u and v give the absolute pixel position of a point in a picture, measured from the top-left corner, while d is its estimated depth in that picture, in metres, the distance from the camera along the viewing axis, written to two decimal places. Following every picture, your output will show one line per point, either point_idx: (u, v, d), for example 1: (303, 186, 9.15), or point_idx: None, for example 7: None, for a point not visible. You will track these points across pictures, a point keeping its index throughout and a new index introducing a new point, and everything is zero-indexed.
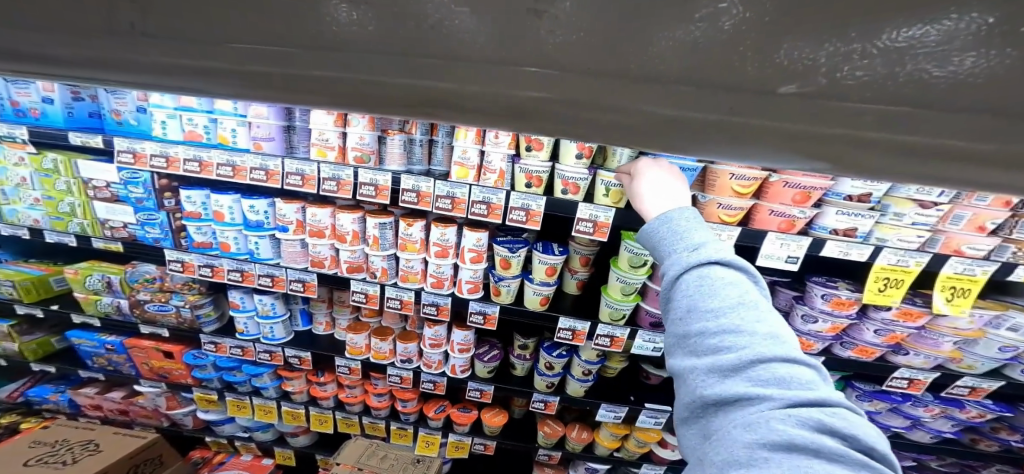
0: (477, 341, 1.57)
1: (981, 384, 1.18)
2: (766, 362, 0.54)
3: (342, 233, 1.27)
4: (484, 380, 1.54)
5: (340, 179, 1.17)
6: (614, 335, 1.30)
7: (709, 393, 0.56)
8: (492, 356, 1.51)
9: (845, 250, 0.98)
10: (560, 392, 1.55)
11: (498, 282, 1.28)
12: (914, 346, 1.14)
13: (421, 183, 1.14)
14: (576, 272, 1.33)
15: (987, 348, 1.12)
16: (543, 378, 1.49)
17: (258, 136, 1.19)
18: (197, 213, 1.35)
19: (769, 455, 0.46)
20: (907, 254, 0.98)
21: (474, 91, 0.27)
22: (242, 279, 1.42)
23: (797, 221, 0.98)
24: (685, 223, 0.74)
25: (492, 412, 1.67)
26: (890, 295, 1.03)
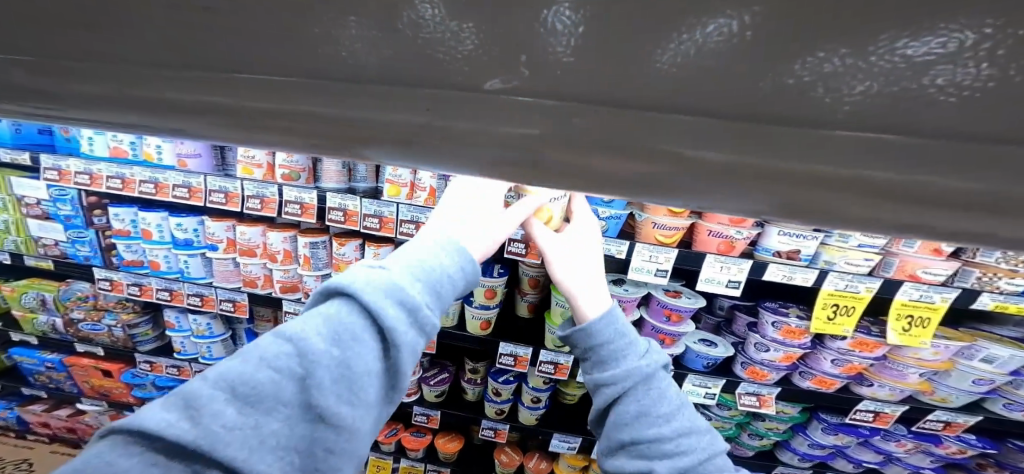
0: (428, 364, 1.53)
1: (954, 419, 1.23)
2: (682, 439, 0.67)
3: (272, 252, 1.20)
4: (431, 404, 1.50)
5: (264, 197, 1.13)
6: (557, 362, 1.26)
7: (633, 399, 0.69)
8: (439, 379, 1.47)
9: (788, 274, 0.98)
10: (510, 419, 1.51)
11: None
12: (878, 377, 1.17)
13: (347, 201, 1.09)
14: (526, 293, 1.29)
15: (960, 381, 1.15)
16: (491, 405, 1.46)
17: (182, 153, 1.14)
18: (126, 231, 1.26)
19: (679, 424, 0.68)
20: (857, 279, 0.98)
21: (410, 129, 0.19)
22: (171, 297, 1.33)
23: (735, 242, 0.98)
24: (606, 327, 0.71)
25: (447, 438, 1.58)
26: (840, 325, 1.05)
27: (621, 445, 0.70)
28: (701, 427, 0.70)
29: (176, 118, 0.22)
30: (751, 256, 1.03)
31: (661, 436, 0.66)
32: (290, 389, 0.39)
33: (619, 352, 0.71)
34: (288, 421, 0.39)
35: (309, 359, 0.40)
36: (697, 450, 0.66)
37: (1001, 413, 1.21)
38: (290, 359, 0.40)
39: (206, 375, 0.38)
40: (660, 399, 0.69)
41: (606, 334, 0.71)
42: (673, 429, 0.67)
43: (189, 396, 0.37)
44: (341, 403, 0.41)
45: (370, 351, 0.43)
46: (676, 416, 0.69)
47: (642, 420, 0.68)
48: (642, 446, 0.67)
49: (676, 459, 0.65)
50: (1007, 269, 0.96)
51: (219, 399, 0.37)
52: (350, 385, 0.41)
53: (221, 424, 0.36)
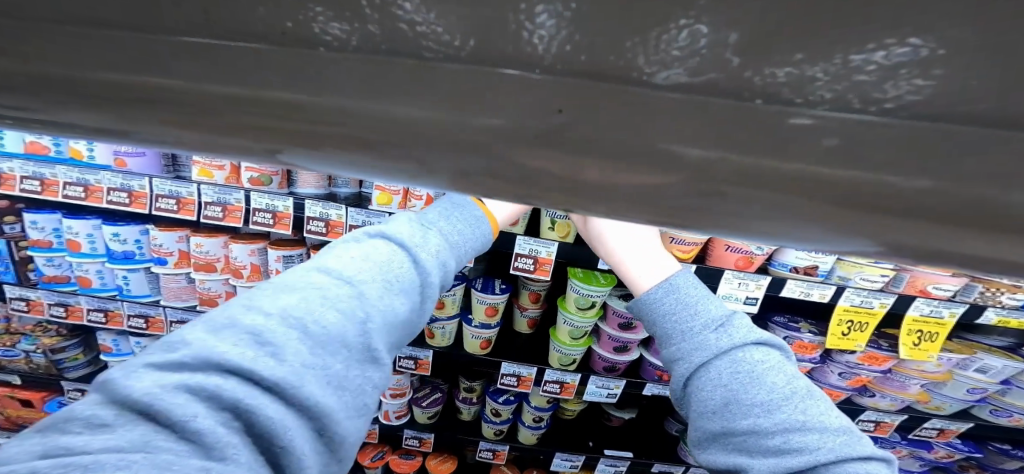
0: (418, 383, 1.46)
1: (949, 426, 1.27)
2: (793, 435, 0.54)
3: (237, 267, 1.12)
4: (423, 426, 1.46)
5: (227, 204, 1.06)
6: (563, 381, 1.24)
7: (715, 387, 0.60)
8: (432, 400, 1.42)
9: (805, 290, 0.96)
10: (510, 439, 1.49)
11: (433, 324, 1.18)
12: (880, 388, 1.19)
13: (330, 211, 1.03)
14: (525, 309, 1.23)
15: (955, 390, 1.17)
16: (490, 426, 1.42)
17: (120, 151, 1.04)
18: (46, 242, 1.15)
19: (784, 421, 0.55)
20: (873, 295, 0.97)
21: (369, 127, 0.14)
22: (107, 319, 1.26)
23: (754, 258, 0.95)
24: (675, 300, 0.71)
25: (439, 459, 1.51)
26: (853, 340, 1.04)
27: (712, 435, 0.60)
28: (831, 427, 0.55)
29: (36, 99, 0.15)
30: (767, 271, 1.00)
31: (761, 428, 0.56)
32: (353, 333, 0.47)
33: (688, 328, 0.67)
34: (347, 362, 0.46)
35: (367, 304, 0.50)
36: (819, 451, 0.52)
37: (988, 418, 1.26)
38: (350, 302, 0.49)
39: (264, 316, 0.44)
40: (752, 382, 0.59)
41: (666, 304, 0.71)
42: (776, 420, 0.55)
43: (245, 340, 0.41)
44: (386, 342, 0.50)
45: (402, 301, 0.54)
46: (784, 406, 0.56)
47: (730, 407, 0.59)
48: (737, 438, 0.57)
49: (784, 458, 0.53)
50: (1009, 285, 0.97)
51: (291, 338, 0.43)
52: (391, 329, 0.52)
53: (296, 359, 0.42)
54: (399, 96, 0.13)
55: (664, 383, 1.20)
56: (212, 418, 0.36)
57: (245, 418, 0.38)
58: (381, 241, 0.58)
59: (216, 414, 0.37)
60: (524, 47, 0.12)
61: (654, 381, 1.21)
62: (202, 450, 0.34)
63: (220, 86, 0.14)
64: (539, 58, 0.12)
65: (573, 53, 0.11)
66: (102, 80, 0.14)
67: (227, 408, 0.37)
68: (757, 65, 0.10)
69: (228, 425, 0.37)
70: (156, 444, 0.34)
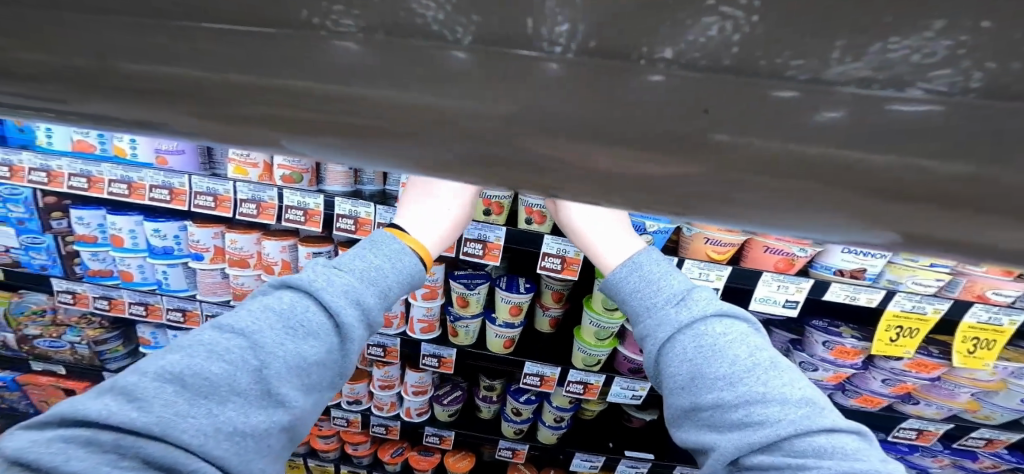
0: (439, 381, 1.48)
1: (998, 436, 1.19)
2: (755, 408, 0.51)
3: (269, 263, 1.16)
4: (444, 424, 1.46)
5: (260, 201, 1.08)
6: (587, 382, 1.22)
7: (679, 363, 0.58)
8: (453, 398, 1.43)
9: (851, 294, 0.91)
10: (530, 439, 1.48)
11: (456, 321, 1.19)
12: (925, 395, 1.12)
13: (359, 208, 1.04)
14: (548, 308, 1.22)
15: (1008, 400, 1.08)
16: (510, 425, 1.42)
17: (162, 149, 1.09)
18: (91, 237, 1.21)
19: (746, 395, 0.52)
20: (925, 300, 0.91)
21: (413, 116, 0.15)
22: (147, 312, 1.32)
23: (796, 260, 0.90)
24: (639, 280, 0.68)
25: (457, 456, 1.53)
26: (901, 346, 0.98)
27: (683, 413, 0.57)
28: (792, 399, 0.51)
29: (103, 96, 0.16)
30: (807, 274, 0.95)
31: (724, 402, 0.53)
32: (244, 380, 0.50)
33: (652, 303, 0.65)
34: (246, 406, 0.49)
35: (263, 352, 0.52)
36: (780, 424, 0.49)
37: None
38: (244, 353, 0.51)
39: (145, 373, 0.46)
40: (714, 356, 0.56)
41: (631, 282, 0.68)
42: (738, 394, 0.52)
43: (130, 394, 0.44)
44: (290, 385, 0.53)
45: (312, 345, 0.56)
46: (745, 379, 0.53)
47: (695, 382, 0.56)
48: (704, 413, 0.54)
49: (745, 432, 0.50)
50: None
51: (192, 379, 0.47)
52: (298, 372, 0.54)
53: (167, 410, 0.44)
54: (444, 86, 0.14)
55: None
56: (107, 458, 0.41)
57: (134, 457, 0.42)
58: (288, 291, 0.60)
59: (97, 456, 0.41)
60: (540, 38, 0.13)
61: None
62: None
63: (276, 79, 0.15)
64: (551, 49, 0.13)
65: (580, 43, 0.13)
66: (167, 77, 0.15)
67: (108, 449, 0.41)
68: (799, 47, 0.12)
69: (114, 465, 0.41)
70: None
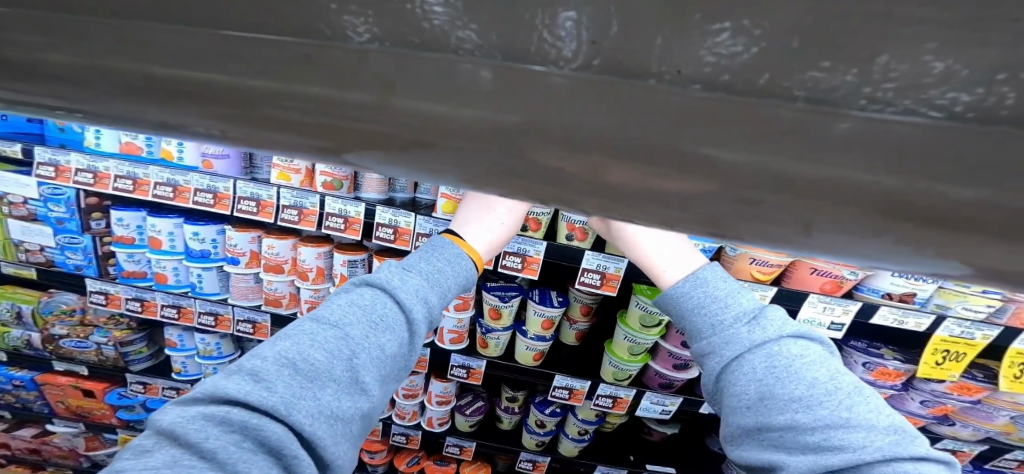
0: (459, 391, 1.47)
1: None
2: (835, 432, 0.48)
3: (304, 269, 1.18)
4: (465, 434, 1.46)
5: (303, 207, 1.10)
6: (616, 396, 1.19)
7: (749, 382, 0.55)
8: (475, 409, 1.42)
9: (899, 319, 0.87)
10: (551, 451, 1.46)
11: (487, 334, 1.17)
12: (962, 417, 1.06)
13: (399, 218, 1.05)
14: (576, 322, 1.21)
15: None
16: (532, 436, 1.40)
17: (208, 153, 1.12)
18: (129, 238, 1.25)
19: (827, 417, 0.49)
20: (975, 326, 0.87)
21: (439, 126, 0.14)
22: (178, 315, 1.34)
23: (844, 283, 0.86)
24: (705, 294, 0.66)
25: (473, 467, 1.53)
26: (947, 370, 0.93)
27: (744, 431, 0.55)
28: (879, 426, 0.48)
29: (125, 98, 0.15)
30: (853, 296, 0.90)
31: (799, 423, 0.50)
32: (339, 368, 0.49)
33: (718, 321, 0.63)
34: (338, 393, 0.48)
35: (353, 342, 0.52)
36: (865, 450, 0.46)
37: None
38: (337, 342, 0.51)
39: (263, 358, 0.47)
40: (789, 377, 0.53)
41: (695, 297, 0.66)
42: (816, 417, 0.49)
43: (256, 376, 0.45)
44: (374, 376, 0.52)
45: (389, 339, 0.55)
46: (826, 402, 0.50)
47: (764, 402, 0.53)
48: (773, 433, 0.52)
49: (823, 456, 0.47)
50: None
51: (293, 367, 0.47)
52: (379, 364, 0.53)
53: (285, 392, 0.45)
54: (462, 97, 0.13)
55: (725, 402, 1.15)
56: (225, 439, 0.41)
57: (254, 438, 0.42)
58: (367, 288, 0.59)
59: (226, 436, 0.41)
60: (545, 48, 0.13)
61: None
62: (215, 467, 0.39)
63: (296, 86, 0.14)
64: (559, 61, 0.13)
65: (588, 58, 0.13)
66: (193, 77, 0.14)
67: (235, 429, 0.41)
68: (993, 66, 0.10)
69: (238, 444, 0.41)
70: (183, 463, 0.39)
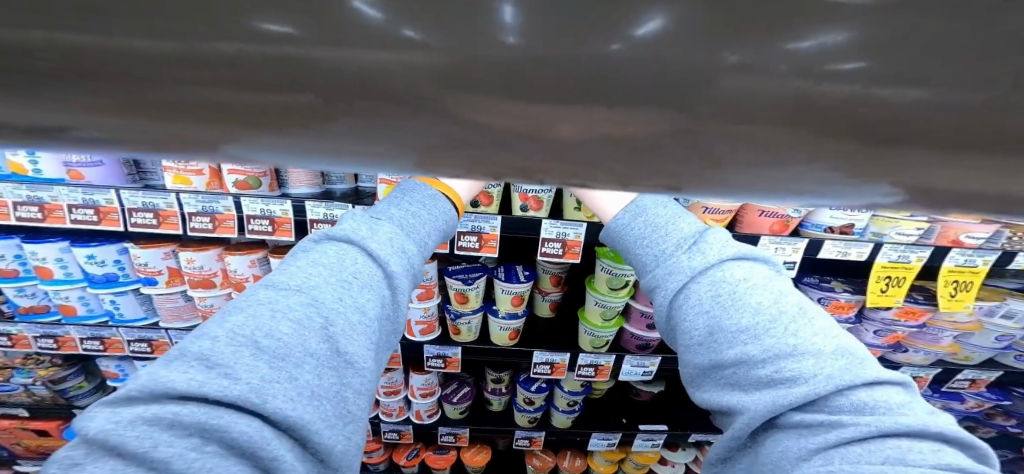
0: (445, 380, 1.46)
1: (980, 376, 1.27)
2: (785, 363, 0.49)
3: (239, 280, 1.12)
4: (457, 422, 1.46)
5: (215, 213, 1.04)
6: (598, 364, 1.22)
7: (703, 317, 0.57)
8: (462, 395, 1.42)
9: (842, 250, 0.93)
10: (545, 426, 1.48)
11: (457, 320, 1.16)
12: (913, 343, 1.16)
13: (335, 211, 1.02)
14: (547, 293, 1.23)
15: (984, 339, 1.16)
16: (524, 414, 1.43)
17: (73, 163, 1.00)
18: (11, 271, 1.14)
19: (785, 346, 0.50)
20: (909, 250, 0.94)
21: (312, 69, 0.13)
22: (104, 346, 1.28)
23: (790, 221, 0.90)
24: (644, 224, 0.71)
25: (473, 450, 1.55)
26: (891, 296, 1.00)
27: (703, 372, 0.57)
28: (827, 351, 0.49)
29: None
30: (800, 233, 0.96)
31: (749, 357, 0.51)
32: (314, 341, 0.44)
33: (662, 251, 0.66)
34: (317, 371, 0.43)
35: (324, 308, 0.47)
36: (817, 380, 0.46)
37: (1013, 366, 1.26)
38: (305, 309, 0.46)
39: (213, 340, 0.40)
40: (734, 304, 0.55)
41: (636, 229, 0.71)
42: (766, 347, 0.51)
43: (208, 362, 0.38)
44: (357, 344, 0.47)
45: (367, 298, 0.51)
46: (772, 331, 0.52)
47: (715, 337, 0.55)
48: (727, 371, 0.53)
49: (776, 389, 0.48)
50: None
51: (250, 353, 0.40)
52: (358, 330, 0.48)
53: (252, 376, 0.39)
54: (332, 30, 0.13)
55: None
56: (176, 445, 0.34)
57: (218, 440, 0.36)
58: (331, 244, 0.56)
59: (182, 441, 0.34)
60: None
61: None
62: None
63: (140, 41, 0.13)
64: None
65: None
66: (66, 65, 0.13)
67: (193, 432, 0.35)
68: None
69: (200, 449, 0.35)
70: None
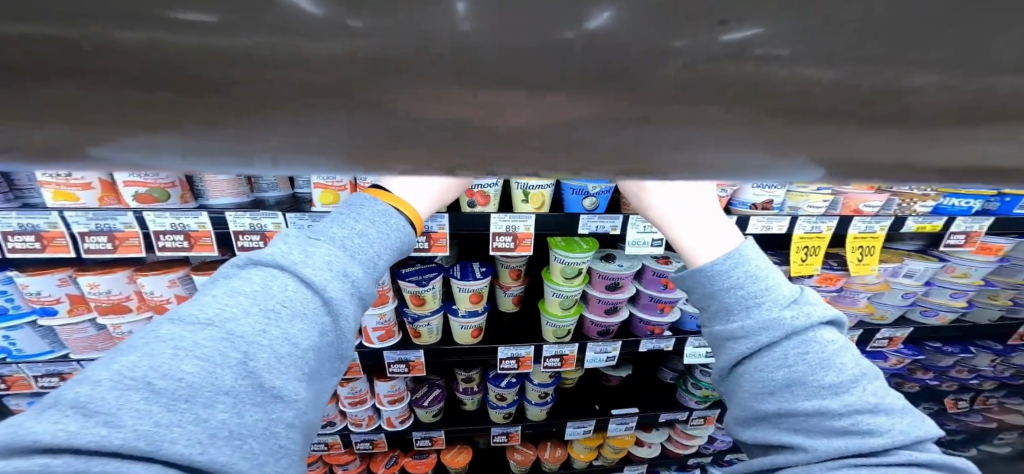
0: (415, 384, 1.44)
1: (896, 334, 1.43)
2: (862, 417, 0.52)
3: (160, 302, 1.07)
4: (431, 425, 1.44)
5: (114, 231, 0.96)
6: (563, 354, 1.26)
7: (785, 371, 0.57)
8: (433, 398, 1.39)
9: (766, 225, 1.02)
10: (520, 420, 1.50)
11: (417, 323, 1.15)
12: (836, 307, 1.29)
13: (261, 220, 0.98)
14: (508, 288, 1.24)
15: (893, 297, 1.33)
16: (497, 410, 1.44)
17: None
18: None
19: (865, 405, 0.53)
20: (820, 220, 1.05)
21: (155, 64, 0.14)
22: (7, 386, 1.18)
23: (719, 200, 1.01)
24: (743, 260, 0.66)
25: (454, 452, 1.52)
26: (811, 264, 1.13)
27: (767, 414, 0.58)
28: (895, 410, 0.53)
29: None
30: (730, 211, 1.05)
31: (828, 410, 0.53)
32: (230, 377, 0.41)
33: (750, 300, 0.62)
34: (234, 408, 0.40)
35: (241, 343, 0.43)
36: (889, 433, 0.51)
37: (919, 319, 1.44)
38: (219, 344, 0.42)
39: (94, 385, 0.35)
40: (823, 364, 0.55)
41: (733, 277, 0.64)
42: (845, 404, 0.53)
43: (87, 408, 0.34)
44: (283, 378, 0.45)
45: (299, 328, 0.48)
46: (852, 388, 0.54)
47: (792, 388, 0.56)
48: (796, 417, 0.55)
49: (851, 440, 0.51)
50: (920, 194, 1.10)
51: (142, 396, 0.36)
52: (286, 362, 0.45)
53: (144, 422, 0.35)
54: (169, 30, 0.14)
55: (657, 336, 1.28)
56: None
57: None
58: (256, 271, 0.51)
59: None
60: None
61: (647, 336, 1.28)
62: None
63: None
64: None
65: None
66: None
67: None
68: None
69: None
70: None
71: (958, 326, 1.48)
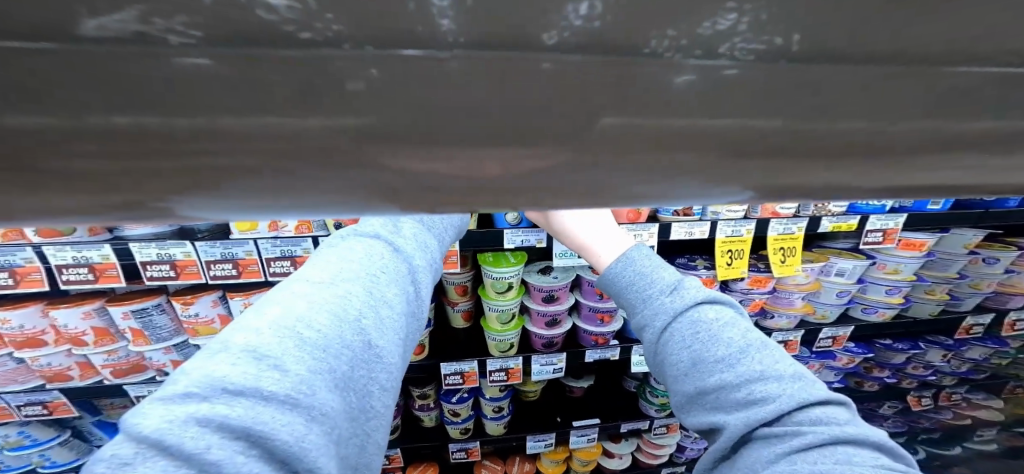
0: None
1: (838, 333, 1.54)
2: (756, 386, 0.55)
3: (77, 334, 1.05)
4: (388, 443, 1.45)
5: (15, 267, 0.96)
6: (508, 367, 1.30)
7: (683, 350, 0.63)
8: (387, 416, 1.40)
9: (688, 230, 1.12)
10: (479, 434, 1.52)
11: None
12: (774, 308, 1.41)
13: (168, 249, 0.98)
14: (456, 303, 1.27)
15: (829, 296, 1.44)
16: (453, 426, 1.45)
17: None
18: None
19: (756, 372, 0.56)
20: (738, 224, 1.15)
21: None
22: None
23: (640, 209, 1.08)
24: (645, 261, 0.76)
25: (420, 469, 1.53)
26: (738, 267, 1.22)
27: (689, 398, 0.61)
28: (786, 375, 0.56)
29: None
30: (656, 218, 1.13)
31: (727, 382, 0.57)
32: (349, 334, 0.47)
33: (648, 294, 0.71)
34: (351, 363, 0.46)
35: (356, 304, 0.50)
36: (782, 399, 0.53)
37: (860, 316, 1.56)
38: (339, 302, 0.49)
39: (258, 333, 0.42)
40: (711, 339, 0.61)
41: (626, 276, 0.76)
42: (739, 374, 0.57)
43: (255, 355, 0.40)
44: (387, 340, 0.51)
45: (394, 293, 0.55)
46: (743, 360, 0.58)
47: (697, 367, 0.60)
48: (710, 396, 0.58)
49: (753, 410, 0.54)
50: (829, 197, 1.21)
51: (288, 347, 0.42)
52: (388, 326, 0.52)
53: (299, 369, 0.41)
54: None
55: (602, 346, 1.32)
56: (227, 447, 0.34)
57: (263, 444, 0.35)
58: (358, 240, 0.59)
59: (230, 444, 0.34)
60: None
61: (592, 347, 1.33)
62: None
63: None
64: None
65: None
66: None
67: (239, 436, 0.35)
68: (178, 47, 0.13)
69: (245, 453, 0.34)
70: None
71: (899, 323, 1.60)
